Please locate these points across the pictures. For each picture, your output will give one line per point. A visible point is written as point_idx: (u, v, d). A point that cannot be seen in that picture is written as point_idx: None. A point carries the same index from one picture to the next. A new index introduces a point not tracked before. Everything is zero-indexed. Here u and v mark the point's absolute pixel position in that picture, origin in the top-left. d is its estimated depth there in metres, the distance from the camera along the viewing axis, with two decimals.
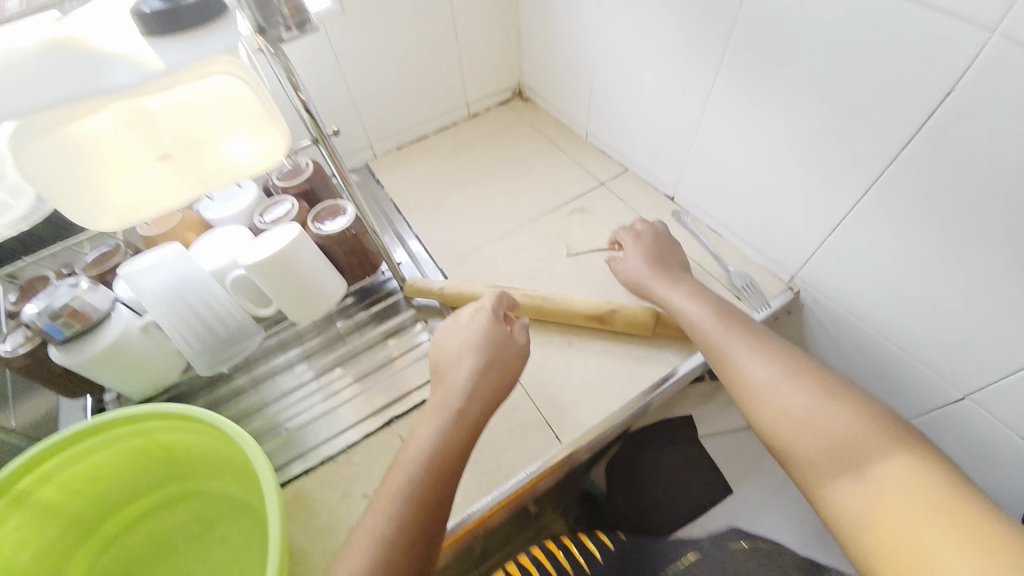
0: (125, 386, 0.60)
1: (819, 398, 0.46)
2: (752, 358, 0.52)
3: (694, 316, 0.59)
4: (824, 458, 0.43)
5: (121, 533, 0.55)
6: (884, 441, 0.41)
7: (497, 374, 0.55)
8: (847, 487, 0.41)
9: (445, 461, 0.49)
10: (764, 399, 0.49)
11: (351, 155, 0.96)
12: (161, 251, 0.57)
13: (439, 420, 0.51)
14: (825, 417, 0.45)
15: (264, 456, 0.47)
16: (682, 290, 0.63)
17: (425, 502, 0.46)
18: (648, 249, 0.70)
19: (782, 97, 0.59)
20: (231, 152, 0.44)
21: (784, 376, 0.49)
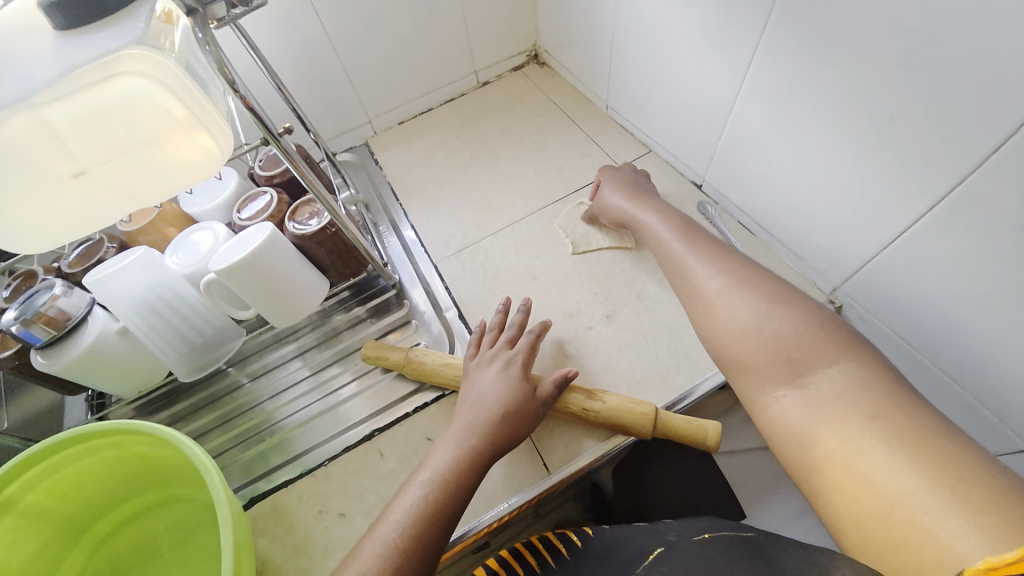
0: (112, 387, 0.61)
1: (769, 306, 0.47)
2: (708, 270, 0.53)
3: (659, 231, 0.60)
4: (768, 367, 0.45)
5: (111, 533, 0.57)
6: (822, 345, 0.43)
7: (521, 415, 0.51)
8: (785, 395, 0.43)
9: (456, 486, 0.46)
10: (714, 310, 0.50)
11: (351, 133, 0.90)
12: (128, 255, 0.55)
13: (451, 452, 0.48)
14: (769, 325, 0.46)
15: (223, 485, 0.45)
16: (650, 206, 0.63)
17: (427, 532, 0.43)
18: (619, 182, 0.69)
19: (837, 74, 0.48)
20: (159, 162, 0.39)
21: (738, 287, 0.50)
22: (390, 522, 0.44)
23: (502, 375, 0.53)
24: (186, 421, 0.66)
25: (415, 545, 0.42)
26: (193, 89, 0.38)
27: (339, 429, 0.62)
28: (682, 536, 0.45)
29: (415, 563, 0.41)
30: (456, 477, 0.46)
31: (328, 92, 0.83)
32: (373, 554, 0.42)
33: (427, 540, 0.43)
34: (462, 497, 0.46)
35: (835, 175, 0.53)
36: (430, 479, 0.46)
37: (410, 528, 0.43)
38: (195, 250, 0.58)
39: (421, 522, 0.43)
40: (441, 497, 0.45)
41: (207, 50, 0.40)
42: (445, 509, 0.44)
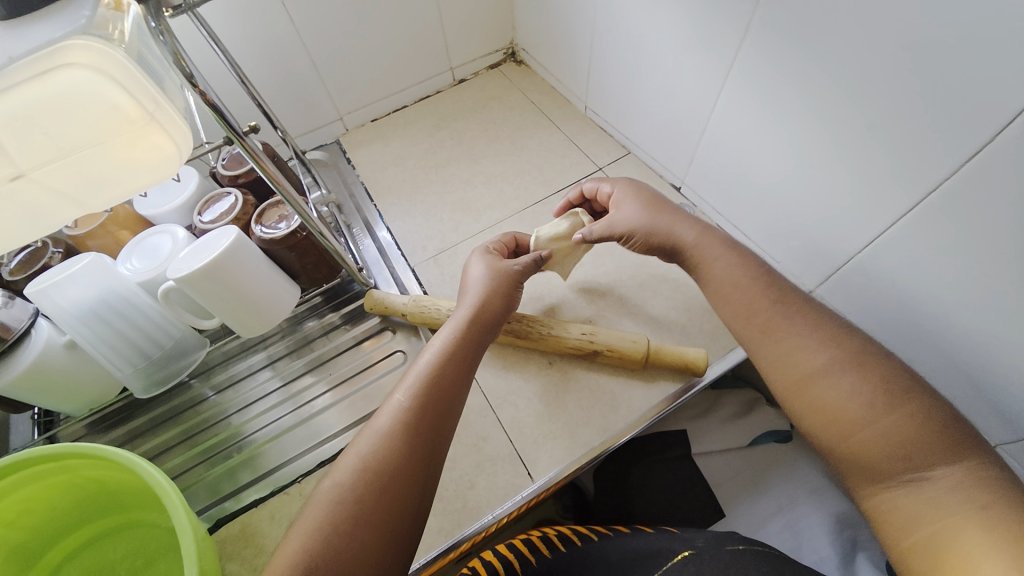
0: (62, 405, 0.56)
1: (885, 394, 0.39)
2: (806, 339, 0.44)
3: (731, 279, 0.49)
4: (894, 465, 0.38)
5: (65, 562, 0.53)
6: (947, 442, 0.37)
7: (504, 283, 0.51)
8: (901, 491, 0.37)
9: (459, 355, 0.44)
10: (813, 389, 0.42)
11: (321, 130, 0.86)
12: (76, 262, 0.51)
13: (450, 328, 0.46)
14: (892, 416, 0.38)
15: (185, 511, 0.42)
16: (694, 231, 0.52)
17: (437, 393, 0.42)
18: (636, 191, 0.56)
19: (817, 82, 0.48)
20: (110, 163, 0.36)
21: (847, 364, 0.41)
22: (403, 386, 0.43)
23: (489, 259, 0.54)
24: (145, 437, 0.61)
25: (428, 406, 0.41)
26: (147, 85, 0.35)
27: (314, 442, 0.59)
28: (711, 544, 0.48)
29: (428, 425, 0.41)
30: (463, 346, 0.45)
31: (297, 87, 0.79)
32: (389, 414, 0.41)
33: (437, 402, 0.42)
34: (470, 363, 0.45)
35: (813, 179, 0.54)
36: (437, 347, 0.45)
37: (418, 394, 0.42)
38: (151, 255, 0.54)
39: (432, 385, 0.42)
40: (449, 363, 0.44)
41: (160, 40, 0.37)
42: (450, 373, 0.43)
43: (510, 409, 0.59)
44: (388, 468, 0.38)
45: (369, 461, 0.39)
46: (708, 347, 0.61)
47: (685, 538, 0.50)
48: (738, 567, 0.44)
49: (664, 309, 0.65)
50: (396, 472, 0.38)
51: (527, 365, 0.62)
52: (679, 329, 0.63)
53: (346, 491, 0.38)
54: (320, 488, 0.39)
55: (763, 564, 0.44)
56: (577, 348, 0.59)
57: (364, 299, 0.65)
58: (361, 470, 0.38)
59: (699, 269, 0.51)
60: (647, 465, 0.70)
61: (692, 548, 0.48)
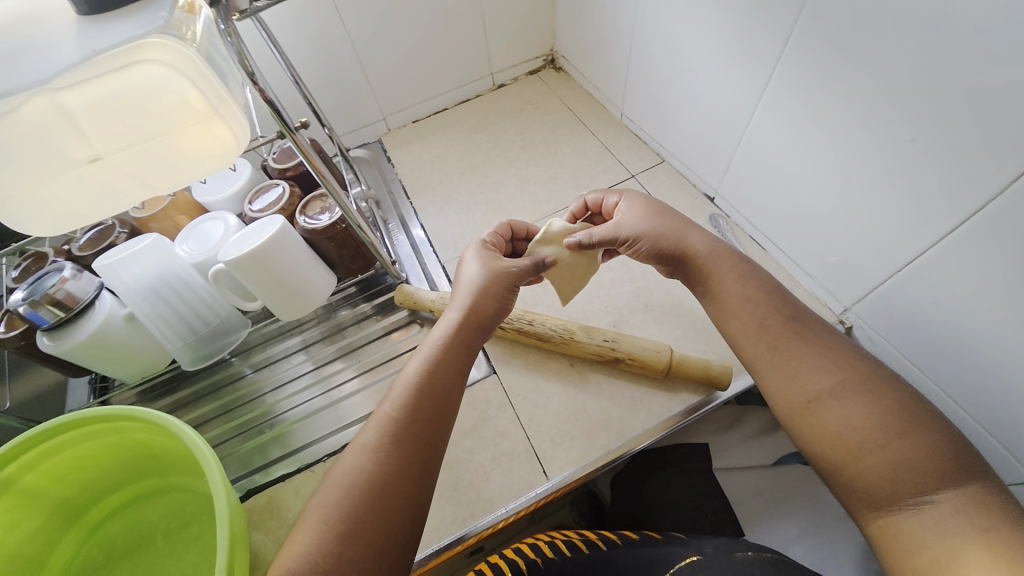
0: (116, 372, 0.61)
1: (892, 418, 0.38)
2: (815, 360, 0.43)
3: (735, 294, 0.48)
4: (897, 488, 0.37)
5: (107, 519, 0.57)
6: (954, 467, 0.36)
7: (494, 284, 0.50)
8: (904, 515, 0.36)
9: (445, 359, 0.45)
10: (821, 412, 0.41)
11: (364, 129, 0.90)
12: (139, 241, 0.56)
13: (438, 331, 0.47)
14: (896, 443, 0.38)
15: (221, 476, 0.45)
16: (707, 241, 0.52)
17: (425, 404, 0.43)
18: (647, 201, 0.56)
19: (862, 95, 0.47)
20: (176, 151, 0.39)
21: (852, 389, 0.41)
22: (389, 401, 0.44)
23: (484, 254, 0.53)
24: (187, 408, 0.66)
25: (417, 415, 0.42)
26: (212, 80, 0.38)
27: (339, 425, 0.62)
28: (722, 550, 0.47)
29: (415, 435, 0.42)
30: (450, 351, 0.46)
31: (344, 88, 0.83)
32: (375, 429, 0.42)
33: (424, 412, 0.43)
34: (458, 369, 0.46)
35: (853, 194, 0.52)
36: (421, 357, 0.45)
37: (406, 402, 0.43)
38: (203, 239, 0.59)
39: (421, 393, 0.43)
40: (435, 372, 0.44)
41: (228, 41, 0.40)
42: (437, 379, 0.44)
43: (529, 406, 0.60)
44: (379, 475, 0.40)
45: (359, 475, 0.40)
46: (734, 359, 0.60)
47: (695, 544, 0.50)
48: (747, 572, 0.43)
49: (690, 318, 0.64)
50: (386, 484, 0.40)
51: (549, 365, 0.63)
52: (704, 339, 0.63)
53: (336, 504, 0.39)
54: (312, 501, 0.40)
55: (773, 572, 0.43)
56: (603, 355, 0.60)
57: (396, 291, 0.68)
58: (350, 485, 0.40)
59: (710, 280, 0.50)
60: (665, 475, 0.69)
61: (701, 554, 0.48)
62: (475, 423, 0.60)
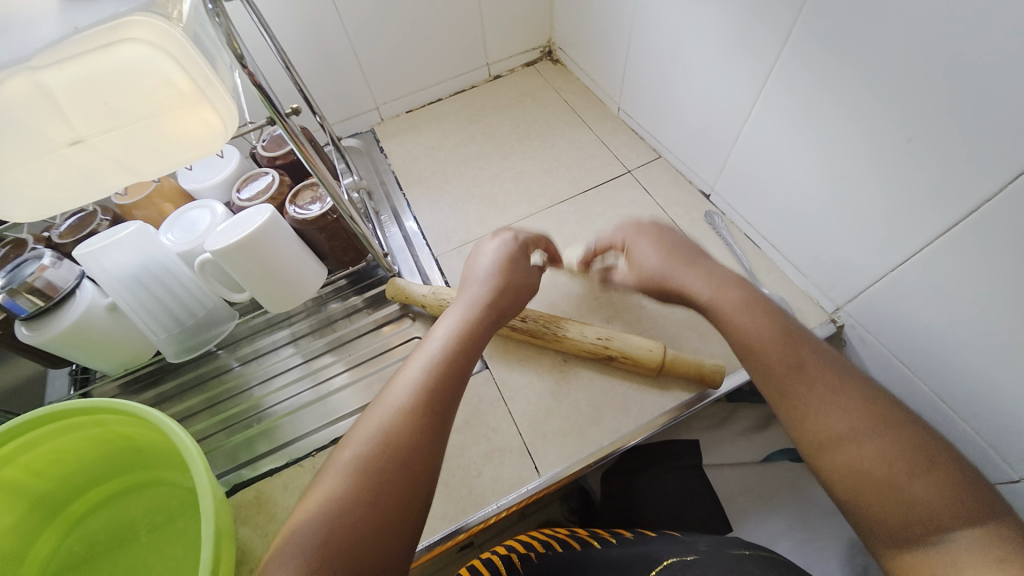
0: (98, 363, 0.59)
1: (909, 454, 0.38)
2: (827, 396, 0.42)
3: (748, 334, 0.47)
4: (917, 527, 0.36)
5: (88, 514, 0.56)
6: (972, 504, 0.36)
7: (513, 292, 0.53)
8: (924, 555, 0.35)
9: (465, 341, 0.46)
10: (836, 450, 0.40)
11: (357, 118, 0.88)
12: (122, 229, 0.54)
13: (459, 315, 0.49)
14: (913, 483, 0.37)
15: (206, 471, 0.44)
16: (710, 286, 0.51)
17: (448, 374, 0.43)
18: (657, 237, 0.58)
19: (860, 95, 0.47)
20: (161, 135, 0.38)
21: (870, 429, 0.40)
22: (415, 365, 0.44)
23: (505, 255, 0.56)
24: (173, 401, 0.65)
25: (438, 390, 0.42)
26: (200, 63, 0.36)
27: (328, 419, 0.61)
28: (716, 547, 0.48)
29: (443, 397, 0.42)
30: (469, 334, 0.47)
31: (336, 75, 0.81)
32: (404, 389, 0.42)
33: (451, 376, 0.43)
34: (474, 350, 0.47)
35: (848, 194, 0.52)
36: (442, 335, 0.46)
37: (430, 374, 0.43)
38: (190, 227, 0.57)
39: (442, 370, 0.43)
40: (456, 350, 0.45)
41: (216, 22, 0.38)
42: (458, 360, 0.45)
43: (522, 402, 0.60)
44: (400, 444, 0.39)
45: (389, 430, 0.40)
46: (726, 357, 0.61)
47: (687, 542, 0.50)
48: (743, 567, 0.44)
49: (684, 315, 0.64)
50: (411, 446, 0.39)
51: (542, 361, 0.63)
52: (697, 336, 0.63)
53: (367, 456, 0.38)
54: (337, 457, 0.39)
55: (767, 567, 0.43)
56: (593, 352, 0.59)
57: (387, 284, 0.67)
58: (382, 438, 0.39)
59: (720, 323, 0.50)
60: (656, 471, 0.69)
61: (696, 551, 0.48)
62: (467, 418, 0.59)
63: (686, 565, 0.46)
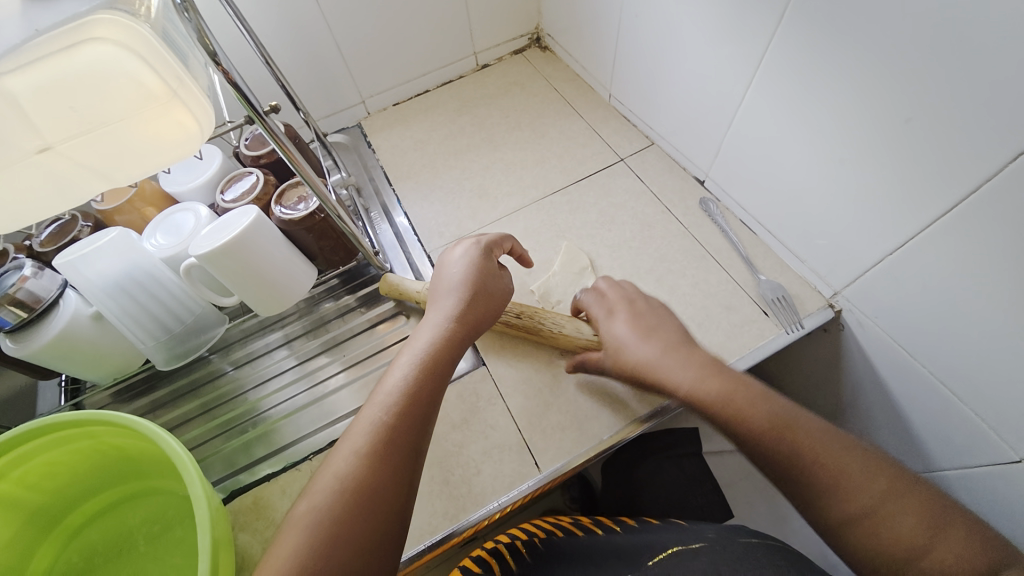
0: (87, 373, 0.58)
1: (918, 519, 0.39)
2: (834, 465, 0.42)
3: (732, 417, 0.47)
4: None
5: (86, 524, 0.55)
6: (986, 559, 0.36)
7: (483, 303, 0.51)
8: None
9: (433, 366, 0.46)
10: (853, 520, 0.40)
11: (342, 113, 0.86)
12: (104, 235, 0.53)
13: (427, 337, 0.48)
14: (933, 546, 0.37)
15: (201, 482, 0.43)
16: (691, 377, 0.50)
17: (413, 406, 0.43)
18: (635, 320, 0.56)
19: (854, 74, 0.45)
20: (135, 139, 0.36)
21: (882, 493, 0.40)
22: (374, 405, 0.43)
23: (476, 263, 0.54)
24: (166, 408, 0.64)
25: (404, 424, 0.42)
26: (172, 62, 0.35)
27: (325, 422, 0.60)
28: (724, 536, 0.47)
29: (402, 441, 0.41)
30: (437, 359, 0.46)
31: (320, 69, 0.79)
32: (361, 434, 0.41)
33: (412, 418, 0.42)
34: (442, 374, 0.46)
35: (845, 177, 0.51)
36: (406, 364, 0.45)
37: (394, 407, 0.43)
38: (174, 231, 0.56)
39: (407, 402, 0.43)
40: (420, 379, 0.44)
41: (185, 17, 0.37)
42: (425, 389, 0.44)
43: (520, 397, 0.59)
44: (365, 488, 0.39)
45: (345, 482, 0.39)
46: (725, 345, 0.60)
47: (697, 532, 0.49)
48: (752, 555, 0.43)
49: (681, 305, 0.63)
50: (376, 489, 0.39)
51: (539, 355, 0.62)
52: (695, 325, 0.62)
53: (325, 511, 0.38)
54: (294, 511, 0.38)
55: (777, 555, 0.42)
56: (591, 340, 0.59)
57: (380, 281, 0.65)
58: (338, 491, 0.38)
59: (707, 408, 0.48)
60: (657, 461, 0.69)
61: (705, 540, 0.47)
62: (465, 416, 0.58)
63: (693, 553, 0.45)
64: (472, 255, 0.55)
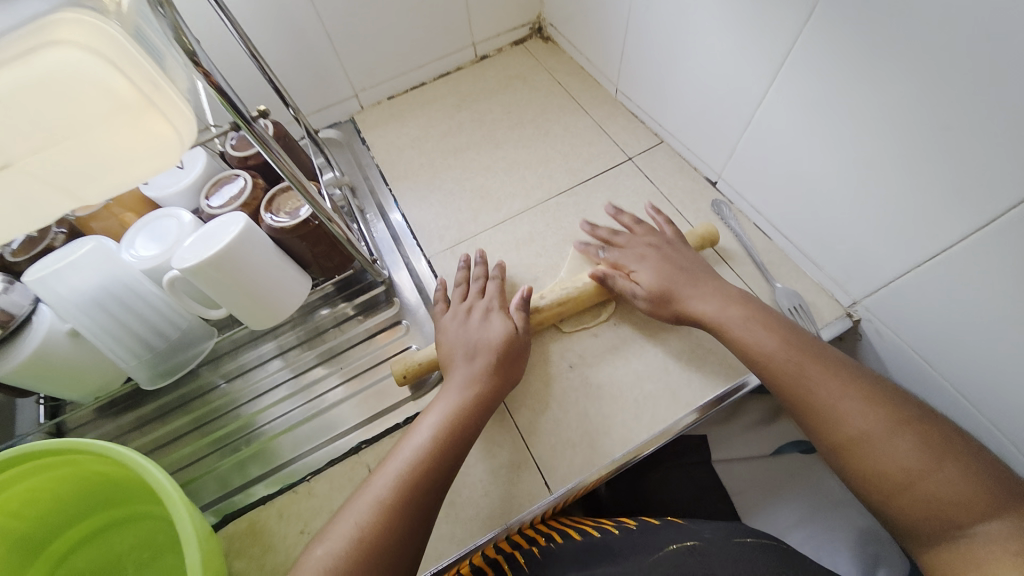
0: (66, 392, 0.55)
1: (922, 453, 0.41)
2: (851, 403, 0.45)
3: (767, 349, 0.49)
4: (945, 521, 0.39)
5: (71, 552, 0.52)
6: (994, 500, 0.38)
7: (509, 363, 0.54)
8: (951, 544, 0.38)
9: (461, 425, 0.49)
10: (864, 454, 0.43)
11: (334, 108, 0.82)
12: (76, 247, 0.49)
13: (458, 396, 0.50)
14: (937, 480, 0.40)
15: (189, 520, 0.40)
16: (719, 306, 0.53)
17: (439, 466, 0.46)
18: (665, 259, 0.58)
19: (888, 76, 0.43)
20: (105, 151, 0.32)
21: (895, 432, 0.43)
22: (400, 459, 0.46)
23: (506, 322, 0.56)
24: (153, 425, 0.60)
25: (424, 483, 0.45)
26: (144, 64, 0.31)
27: (323, 439, 0.58)
28: (719, 535, 0.45)
29: (424, 497, 0.44)
30: (462, 418, 0.49)
31: (310, 62, 0.75)
32: (386, 484, 0.45)
33: (433, 479, 0.45)
34: (467, 436, 0.49)
35: (872, 184, 0.49)
36: (433, 424, 0.49)
37: (419, 464, 0.46)
38: (154, 241, 0.52)
39: (431, 461, 0.46)
40: (446, 440, 0.47)
41: (159, 13, 0.33)
42: (450, 450, 0.47)
43: (527, 413, 0.57)
44: (384, 539, 0.42)
45: (367, 531, 0.42)
46: None
47: (692, 530, 0.47)
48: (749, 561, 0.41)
49: None
50: (395, 536, 0.42)
51: (547, 367, 0.59)
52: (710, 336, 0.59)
53: (346, 559, 0.41)
54: (310, 555, 0.41)
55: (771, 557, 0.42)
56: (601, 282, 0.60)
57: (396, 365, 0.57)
58: (358, 540, 0.41)
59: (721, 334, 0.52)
60: (665, 471, 0.68)
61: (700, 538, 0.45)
62: None
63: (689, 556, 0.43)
64: (493, 322, 0.56)
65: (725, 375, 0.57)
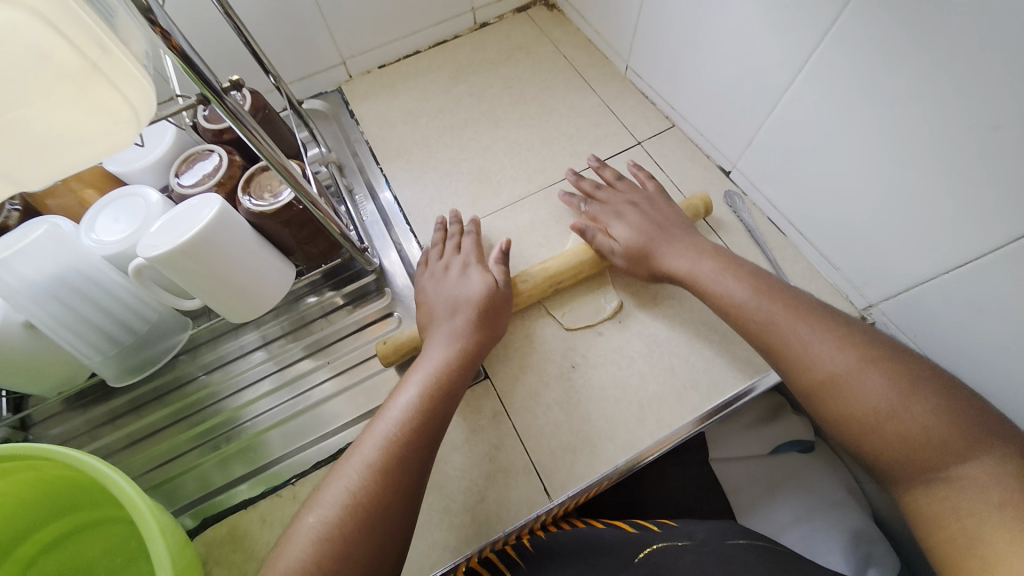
0: (25, 387, 0.50)
1: (896, 386, 0.40)
2: (821, 342, 0.43)
3: (739, 297, 0.48)
4: (928, 458, 0.37)
5: (38, 557, 0.49)
6: (977, 432, 0.37)
7: (490, 317, 0.52)
8: (933, 484, 0.37)
9: (444, 380, 0.47)
10: (839, 391, 0.41)
11: (320, 76, 0.75)
12: (30, 231, 0.44)
13: (443, 351, 0.49)
14: (915, 412, 0.38)
15: (162, 539, 0.37)
16: (688, 262, 0.53)
17: (426, 421, 0.44)
18: (642, 215, 0.58)
19: (925, 64, 0.39)
20: (47, 131, 0.27)
21: (864, 365, 0.41)
22: (388, 420, 0.44)
23: (487, 280, 0.55)
24: (126, 419, 0.56)
25: (413, 441, 0.43)
26: (89, 24, 0.26)
27: (309, 440, 0.54)
28: (713, 537, 0.43)
29: (411, 454, 0.42)
30: (447, 373, 0.48)
31: (293, 24, 0.68)
32: (375, 444, 0.43)
33: (422, 437, 0.43)
34: (452, 392, 0.47)
35: (902, 184, 0.46)
36: (419, 381, 0.47)
37: (409, 422, 0.44)
38: (117, 224, 0.47)
39: (417, 418, 0.44)
40: (433, 397, 0.46)
41: None
42: (437, 405, 0.46)
43: (526, 415, 0.54)
44: (372, 496, 0.40)
45: (357, 495, 0.40)
46: (750, 358, 0.55)
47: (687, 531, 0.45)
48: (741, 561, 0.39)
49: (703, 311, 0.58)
50: (381, 490, 0.40)
51: (547, 366, 0.56)
52: (719, 336, 0.57)
53: (335, 523, 0.38)
54: (303, 522, 0.39)
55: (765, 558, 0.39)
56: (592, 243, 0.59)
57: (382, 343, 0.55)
58: (348, 504, 0.39)
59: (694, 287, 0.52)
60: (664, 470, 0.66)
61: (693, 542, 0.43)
62: (467, 436, 0.53)
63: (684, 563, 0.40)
64: (471, 274, 0.55)
65: (734, 378, 0.54)
